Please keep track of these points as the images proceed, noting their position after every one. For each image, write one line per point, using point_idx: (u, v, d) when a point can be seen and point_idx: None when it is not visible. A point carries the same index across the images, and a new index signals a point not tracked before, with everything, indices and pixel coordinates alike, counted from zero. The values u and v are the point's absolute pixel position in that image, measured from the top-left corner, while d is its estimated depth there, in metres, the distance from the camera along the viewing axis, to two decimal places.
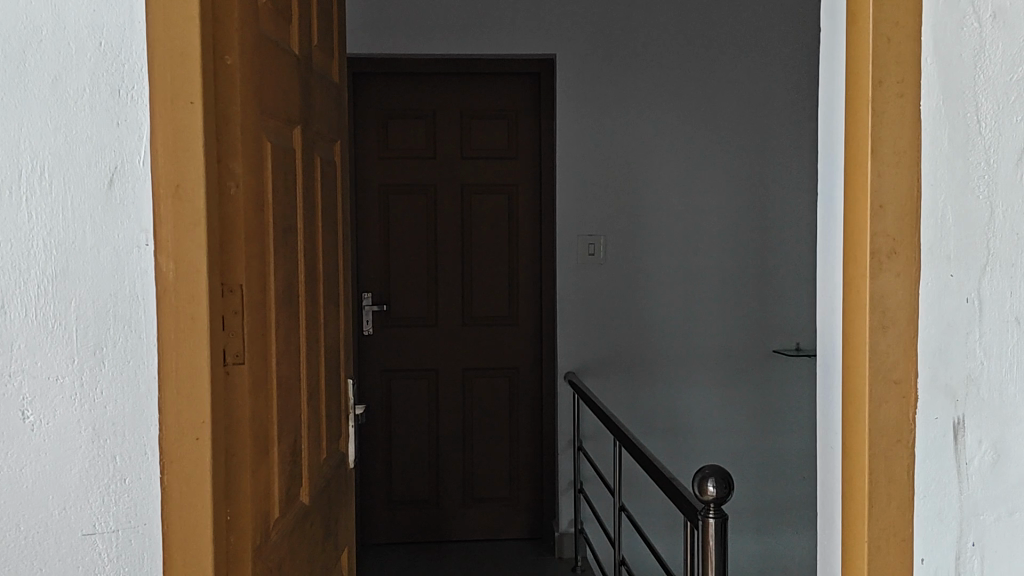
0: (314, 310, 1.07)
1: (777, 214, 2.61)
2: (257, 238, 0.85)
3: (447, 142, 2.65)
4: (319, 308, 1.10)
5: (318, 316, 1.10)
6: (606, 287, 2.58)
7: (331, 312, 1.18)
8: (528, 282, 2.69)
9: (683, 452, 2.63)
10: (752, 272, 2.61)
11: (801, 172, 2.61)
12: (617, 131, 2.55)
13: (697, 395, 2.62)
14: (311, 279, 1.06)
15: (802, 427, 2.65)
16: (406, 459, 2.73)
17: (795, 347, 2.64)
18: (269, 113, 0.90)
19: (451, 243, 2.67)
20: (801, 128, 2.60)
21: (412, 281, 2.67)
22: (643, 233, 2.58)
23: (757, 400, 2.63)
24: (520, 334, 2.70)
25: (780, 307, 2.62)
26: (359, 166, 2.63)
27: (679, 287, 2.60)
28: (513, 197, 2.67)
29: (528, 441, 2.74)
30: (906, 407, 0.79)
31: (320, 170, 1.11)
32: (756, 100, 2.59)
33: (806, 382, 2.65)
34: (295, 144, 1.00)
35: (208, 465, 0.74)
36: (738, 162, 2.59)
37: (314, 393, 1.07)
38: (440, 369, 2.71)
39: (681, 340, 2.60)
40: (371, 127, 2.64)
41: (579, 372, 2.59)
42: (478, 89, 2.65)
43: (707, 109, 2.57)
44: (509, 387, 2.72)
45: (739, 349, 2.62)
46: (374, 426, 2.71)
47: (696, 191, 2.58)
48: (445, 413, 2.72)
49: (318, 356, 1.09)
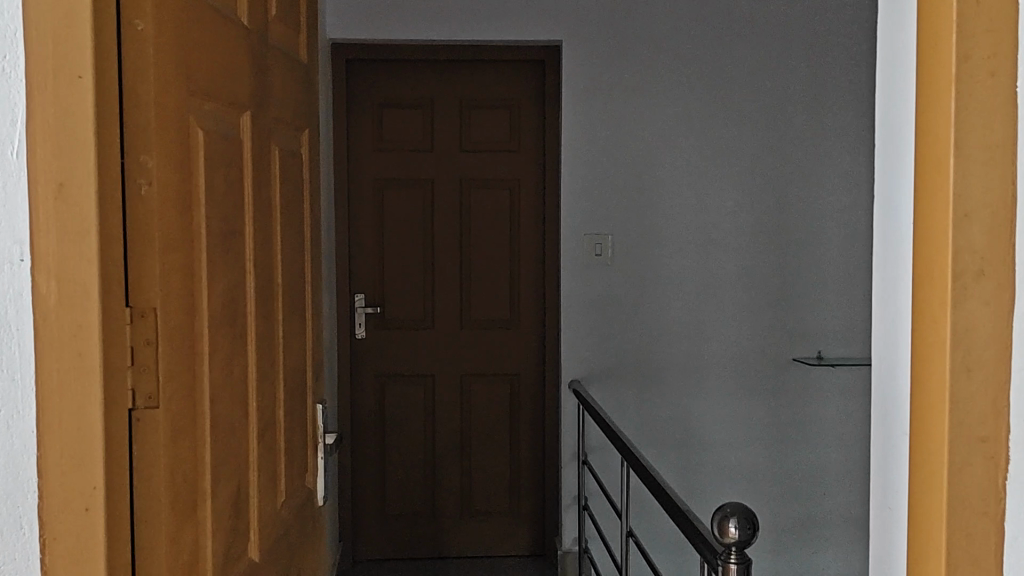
0: (270, 327, 0.91)
1: (799, 213, 2.43)
2: (184, 248, 0.69)
3: (446, 133, 2.48)
4: (277, 325, 0.94)
5: (276, 335, 0.94)
6: (615, 290, 2.41)
7: (296, 328, 1.02)
8: (531, 284, 2.53)
9: (695, 467, 2.46)
10: (772, 275, 2.43)
11: (826, 167, 2.42)
12: (628, 123, 2.38)
13: (711, 406, 2.45)
14: (266, 292, 0.90)
15: (822, 441, 2.48)
16: (402, 470, 2.57)
17: (816, 356, 2.47)
18: (203, 96, 0.73)
19: (449, 241, 2.50)
20: (826, 120, 2.42)
21: (408, 281, 2.51)
22: (654, 233, 2.41)
23: (775, 412, 2.46)
24: (523, 339, 2.54)
25: (801, 313, 2.45)
26: (352, 159, 2.47)
27: (694, 290, 2.42)
28: (516, 192, 2.50)
29: (530, 453, 2.57)
30: (995, 471, 0.63)
31: (280, 164, 0.95)
32: (778, 89, 2.40)
33: (828, 392, 2.47)
34: (243, 132, 0.84)
35: (101, 536, 0.60)
36: (758, 157, 2.41)
37: (271, 427, 0.91)
38: (437, 375, 2.54)
39: (694, 347, 2.43)
40: (366, 118, 2.47)
41: (585, 379, 2.42)
42: (479, 78, 2.48)
43: (725, 99, 2.39)
44: (510, 395, 2.56)
45: (757, 358, 2.45)
46: (366, 434, 2.55)
47: (712, 187, 2.41)
48: (442, 422, 2.55)
49: (276, 380, 0.93)
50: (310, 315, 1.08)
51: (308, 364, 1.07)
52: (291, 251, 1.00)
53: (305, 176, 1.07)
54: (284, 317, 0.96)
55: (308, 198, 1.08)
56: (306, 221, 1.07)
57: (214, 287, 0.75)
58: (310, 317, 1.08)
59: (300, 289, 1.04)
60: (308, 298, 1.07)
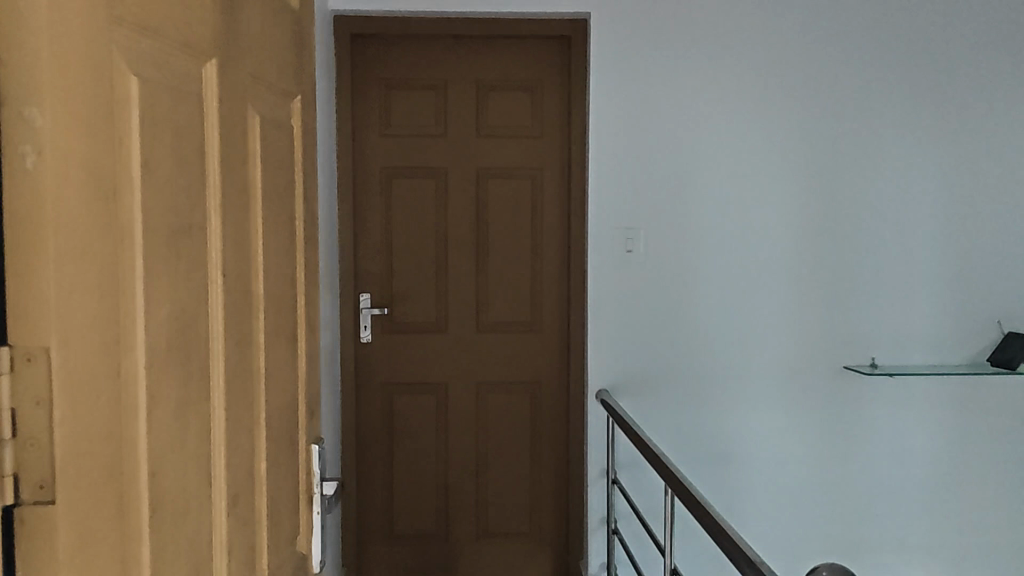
0: (246, 352, 0.68)
1: (851, 205, 2.19)
2: (105, 254, 0.46)
3: (460, 117, 2.25)
4: (256, 350, 0.70)
5: (256, 364, 0.71)
6: (647, 291, 2.17)
7: (284, 351, 0.79)
8: (554, 284, 2.29)
9: (734, 486, 2.24)
10: (820, 273, 2.20)
11: (881, 156, 2.19)
12: (662, 103, 2.14)
13: (753, 418, 2.22)
14: (243, 309, 0.67)
15: (875, 458, 2.25)
16: (411, 487, 2.34)
17: (870, 364, 2.23)
18: (136, 27, 0.51)
19: (464, 237, 2.27)
20: (882, 102, 2.18)
21: (418, 281, 2.28)
22: (692, 228, 2.17)
23: (824, 425, 2.23)
24: (544, 344, 2.31)
25: (854, 316, 2.21)
26: (357, 145, 2.24)
27: (735, 291, 2.19)
28: (537, 182, 2.27)
29: (551, 469, 2.34)
30: None
31: (260, 135, 0.72)
32: (829, 68, 2.16)
33: (880, 403, 2.25)
34: (206, 90, 0.61)
35: None
36: (806, 142, 2.17)
37: (249, 489, 0.68)
38: (450, 384, 2.31)
39: (735, 354, 2.20)
40: (372, 100, 2.24)
41: (614, 389, 2.19)
42: (496, 55, 2.24)
43: (769, 78, 2.15)
44: (530, 405, 2.32)
45: (804, 366, 2.21)
46: (372, 448, 2.33)
47: (756, 177, 2.17)
48: (456, 435, 2.33)
49: (255, 425, 0.70)
50: (304, 332, 0.85)
51: (299, 395, 0.83)
52: (277, 250, 0.77)
53: (296, 152, 0.83)
54: (266, 339, 0.73)
55: (301, 183, 0.84)
56: (297, 211, 0.84)
57: (156, 309, 0.52)
58: (303, 334, 0.85)
59: (290, 300, 0.81)
60: (301, 309, 0.84)
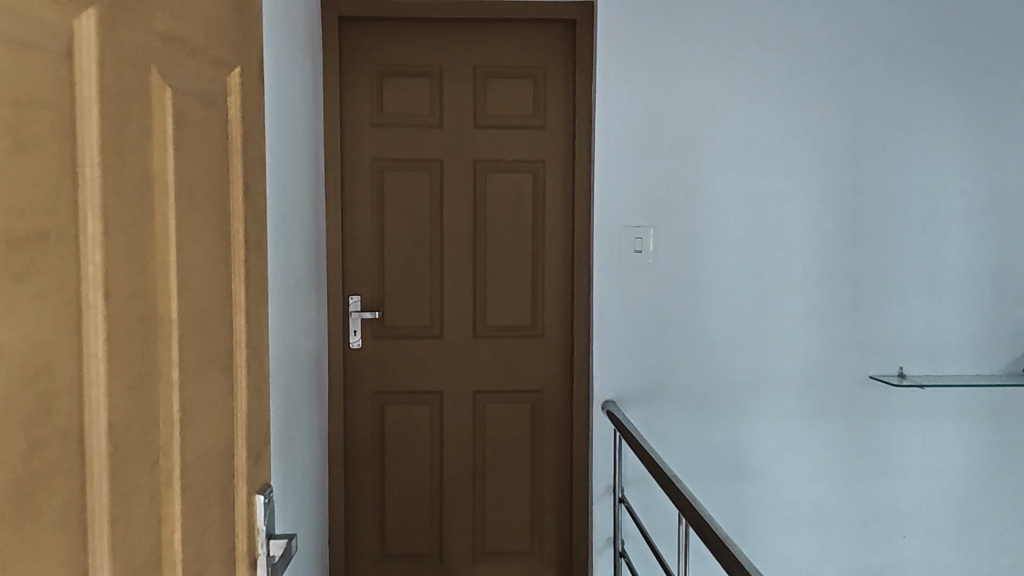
0: (147, 395, 0.52)
1: (878, 202, 2.03)
2: None
3: (457, 106, 2.09)
4: (165, 390, 0.55)
5: (167, 408, 0.55)
6: (657, 295, 2.01)
7: (215, 387, 0.63)
8: (557, 285, 2.14)
9: (751, 505, 2.08)
10: (845, 276, 2.04)
11: (910, 149, 2.02)
12: (675, 92, 1.98)
13: (772, 432, 2.06)
14: (141, 340, 0.52)
15: (902, 475, 2.10)
16: (404, 502, 2.19)
17: (898, 374, 2.07)
18: None
19: (461, 235, 2.11)
20: (913, 91, 2.01)
21: (412, 282, 2.12)
22: (708, 228, 2.01)
23: (848, 439, 2.07)
24: (547, 350, 2.15)
25: (881, 322, 2.05)
26: (347, 136, 2.08)
27: (753, 295, 2.03)
28: (539, 176, 2.11)
29: (554, 483, 2.19)
30: None
31: (176, 115, 0.56)
32: (857, 54, 2.00)
33: (908, 416, 2.09)
34: (82, 49, 0.46)
35: None
36: (831, 134, 2.01)
37: (152, 570, 0.54)
38: (446, 393, 2.15)
39: (753, 363, 2.04)
40: (362, 87, 2.08)
41: (622, 400, 2.03)
42: (495, 40, 2.08)
43: (791, 65, 1.99)
44: (532, 415, 2.17)
45: (827, 376, 2.06)
46: (362, 461, 2.17)
47: (776, 171, 2.01)
48: (452, 448, 2.17)
49: (161, 487, 0.55)
50: (246, 361, 0.69)
51: (238, 439, 0.68)
52: (204, 262, 0.61)
53: (234, 137, 0.68)
54: (186, 374, 0.58)
55: (242, 175, 0.69)
56: (236, 212, 0.68)
57: None
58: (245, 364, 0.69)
59: (224, 323, 0.65)
60: (242, 334, 0.69)
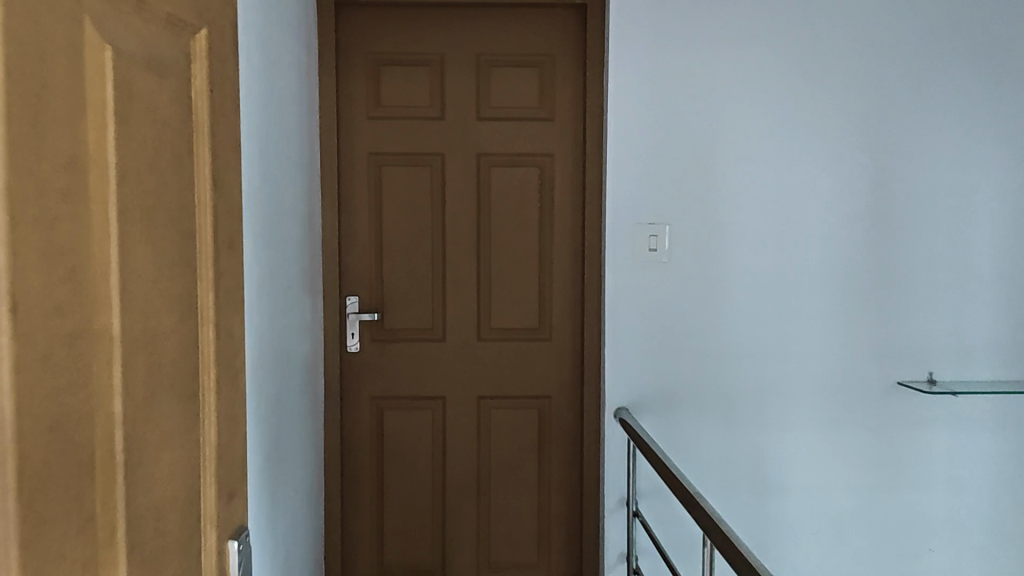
0: (75, 428, 0.43)
1: (906, 198, 1.92)
2: None
3: (459, 96, 1.97)
4: (101, 420, 0.46)
5: (104, 441, 0.46)
6: (672, 296, 1.90)
7: (171, 412, 0.54)
8: (565, 286, 2.02)
9: (771, 517, 1.97)
10: (870, 276, 1.93)
11: (940, 142, 1.91)
12: (689, 82, 1.87)
13: (793, 441, 1.95)
14: (79, 364, 0.44)
15: (930, 487, 1.99)
16: (404, 514, 2.08)
17: (928, 380, 1.96)
18: None
19: (464, 233, 2.00)
20: (943, 80, 1.90)
21: (412, 283, 2.01)
22: (725, 226, 1.89)
23: (873, 448, 1.96)
24: (555, 355, 2.04)
25: (909, 324, 1.94)
26: (343, 128, 1.96)
27: (773, 296, 1.91)
28: (547, 171, 2.00)
29: (563, 494, 2.08)
30: None
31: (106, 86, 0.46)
32: (883, 41, 1.89)
33: (937, 424, 1.97)
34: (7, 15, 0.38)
35: None
36: (855, 125, 1.90)
37: None
38: (448, 399, 2.04)
39: (773, 367, 1.93)
40: (360, 77, 1.96)
41: (635, 407, 1.93)
42: (500, 27, 1.97)
43: (814, 54, 1.88)
44: (539, 423, 2.06)
45: (852, 382, 1.94)
46: (360, 471, 2.06)
47: (798, 166, 1.89)
48: (455, 456, 2.06)
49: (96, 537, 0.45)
50: (215, 379, 0.61)
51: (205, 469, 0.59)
52: (157, 263, 0.52)
53: (199, 110, 0.60)
54: (131, 400, 0.48)
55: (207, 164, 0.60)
56: (202, 198, 0.60)
57: None
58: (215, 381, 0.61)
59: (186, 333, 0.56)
60: (209, 345, 0.60)
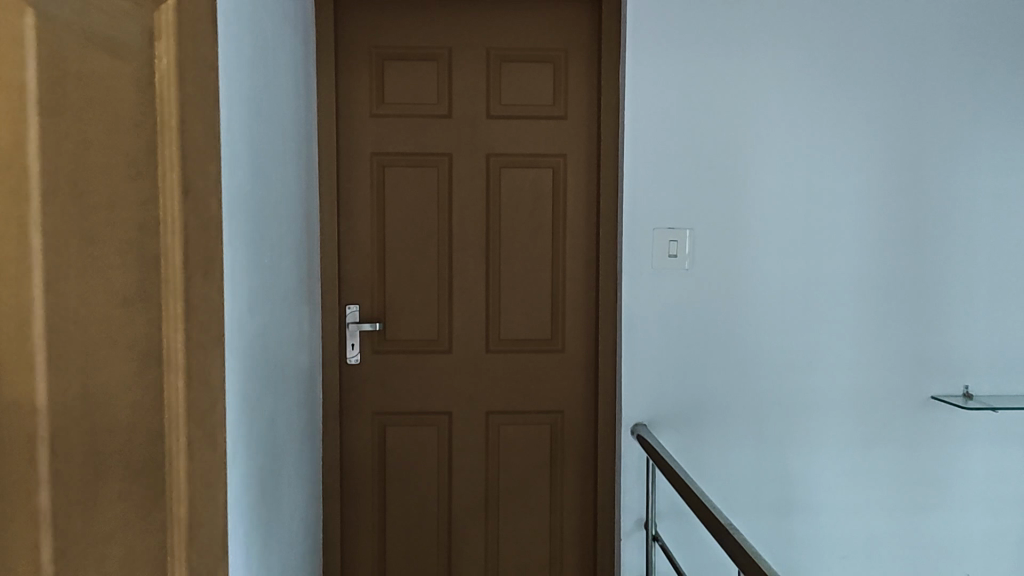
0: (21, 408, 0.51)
1: (941, 200, 1.80)
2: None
3: (468, 93, 1.85)
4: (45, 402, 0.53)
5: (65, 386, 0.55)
6: (694, 306, 1.78)
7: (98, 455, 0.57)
8: (579, 294, 1.91)
9: (797, 539, 1.85)
10: (904, 284, 1.81)
11: (977, 142, 1.79)
12: (712, 78, 1.75)
13: (819, 459, 1.83)
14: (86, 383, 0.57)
15: (967, 508, 1.87)
16: (407, 535, 1.96)
17: (963, 395, 1.83)
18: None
19: (472, 238, 1.88)
20: (980, 77, 1.78)
21: (417, 290, 1.89)
22: (749, 230, 1.77)
23: (905, 466, 1.85)
24: (567, 367, 1.92)
25: (944, 335, 1.82)
26: (343, 126, 1.85)
27: (801, 305, 1.80)
28: (560, 172, 1.88)
29: (575, 514, 1.96)
30: None
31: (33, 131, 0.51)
32: (916, 36, 1.77)
33: (974, 441, 1.85)
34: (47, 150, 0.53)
35: None
36: (885, 124, 1.78)
37: None
38: (454, 413, 1.92)
39: (801, 381, 1.81)
40: (362, 72, 1.84)
41: (654, 423, 1.81)
42: (509, 20, 1.85)
43: (843, 49, 1.76)
44: (551, 438, 1.94)
45: (883, 397, 1.83)
46: (362, 489, 1.94)
47: (827, 167, 1.78)
48: (462, 474, 1.94)
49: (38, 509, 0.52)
50: (180, 330, 0.68)
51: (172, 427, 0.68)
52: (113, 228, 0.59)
53: (164, 79, 0.65)
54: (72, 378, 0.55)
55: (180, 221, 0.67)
56: (168, 158, 0.66)
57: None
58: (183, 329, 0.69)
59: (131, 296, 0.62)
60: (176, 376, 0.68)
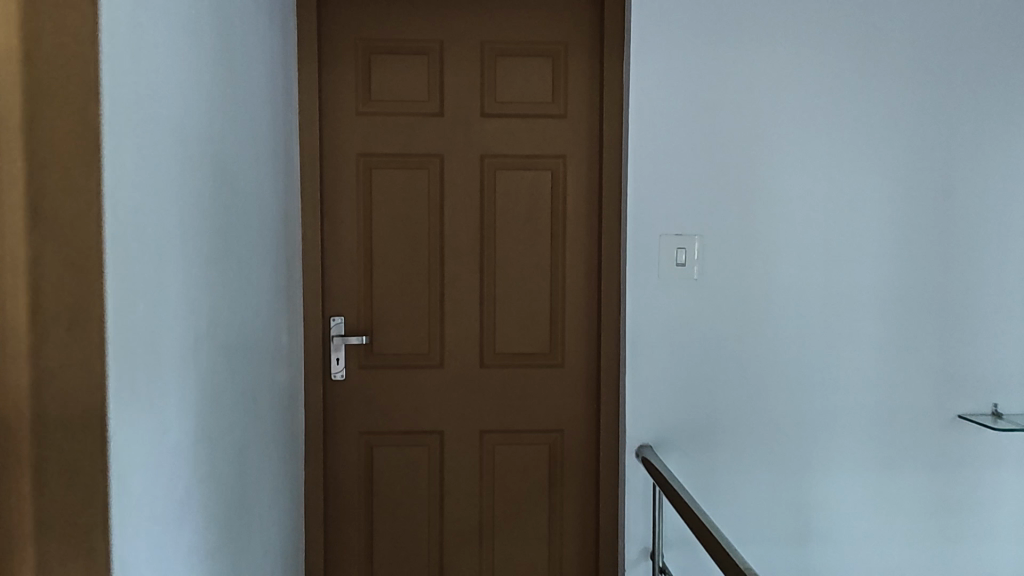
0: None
1: (968, 204, 1.67)
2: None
3: (460, 89, 1.72)
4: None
5: None
6: (703, 319, 1.66)
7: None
8: (579, 305, 1.78)
9: (814, 568, 1.73)
10: (928, 296, 1.68)
11: (1007, 143, 1.66)
12: (723, 74, 1.62)
13: (838, 482, 1.71)
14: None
15: (998, 535, 1.74)
16: (396, 563, 1.83)
17: (992, 414, 1.71)
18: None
19: (466, 244, 1.75)
20: (1009, 74, 1.66)
21: (406, 301, 1.77)
22: (763, 238, 1.65)
23: (931, 489, 1.72)
24: (567, 384, 1.79)
25: (972, 350, 1.69)
26: (327, 125, 1.72)
27: (818, 318, 1.67)
28: (559, 175, 1.75)
29: (577, 540, 1.83)
30: None
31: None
32: (942, 30, 1.65)
33: (1004, 463, 1.72)
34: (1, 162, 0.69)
35: None
36: (909, 123, 1.66)
37: None
38: (446, 433, 1.79)
39: (818, 400, 1.68)
40: (346, 68, 1.72)
41: (660, 445, 1.68)
42: (504, 12, 1.73)
43: (863, 43, 1.64)
44: (549, 459, 1.81)
45: (906, 416, 1.70)
46: (348, 514, 1.81)
47: (846, 170, 1.65)
48: (454, 497, 1.81)
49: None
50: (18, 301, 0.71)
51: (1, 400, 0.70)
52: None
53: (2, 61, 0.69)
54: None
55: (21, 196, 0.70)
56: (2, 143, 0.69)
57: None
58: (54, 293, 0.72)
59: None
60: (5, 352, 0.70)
